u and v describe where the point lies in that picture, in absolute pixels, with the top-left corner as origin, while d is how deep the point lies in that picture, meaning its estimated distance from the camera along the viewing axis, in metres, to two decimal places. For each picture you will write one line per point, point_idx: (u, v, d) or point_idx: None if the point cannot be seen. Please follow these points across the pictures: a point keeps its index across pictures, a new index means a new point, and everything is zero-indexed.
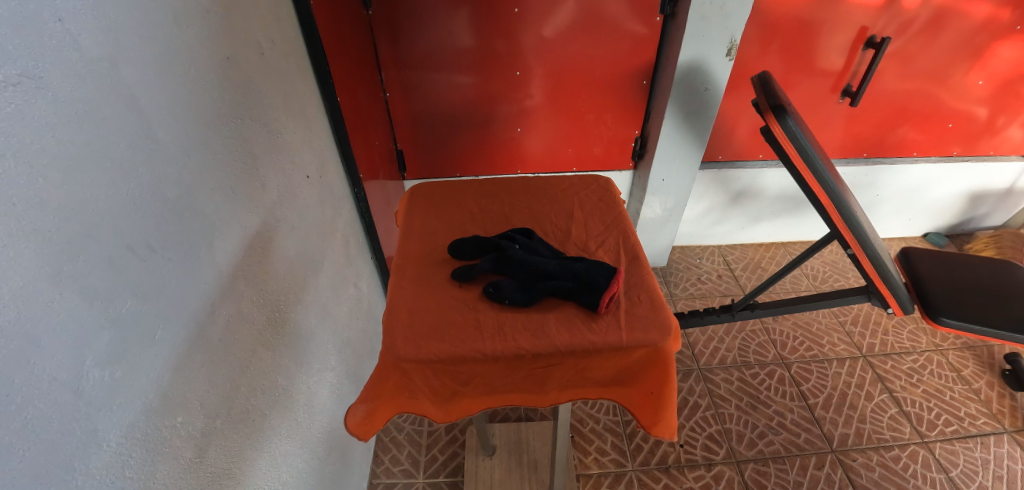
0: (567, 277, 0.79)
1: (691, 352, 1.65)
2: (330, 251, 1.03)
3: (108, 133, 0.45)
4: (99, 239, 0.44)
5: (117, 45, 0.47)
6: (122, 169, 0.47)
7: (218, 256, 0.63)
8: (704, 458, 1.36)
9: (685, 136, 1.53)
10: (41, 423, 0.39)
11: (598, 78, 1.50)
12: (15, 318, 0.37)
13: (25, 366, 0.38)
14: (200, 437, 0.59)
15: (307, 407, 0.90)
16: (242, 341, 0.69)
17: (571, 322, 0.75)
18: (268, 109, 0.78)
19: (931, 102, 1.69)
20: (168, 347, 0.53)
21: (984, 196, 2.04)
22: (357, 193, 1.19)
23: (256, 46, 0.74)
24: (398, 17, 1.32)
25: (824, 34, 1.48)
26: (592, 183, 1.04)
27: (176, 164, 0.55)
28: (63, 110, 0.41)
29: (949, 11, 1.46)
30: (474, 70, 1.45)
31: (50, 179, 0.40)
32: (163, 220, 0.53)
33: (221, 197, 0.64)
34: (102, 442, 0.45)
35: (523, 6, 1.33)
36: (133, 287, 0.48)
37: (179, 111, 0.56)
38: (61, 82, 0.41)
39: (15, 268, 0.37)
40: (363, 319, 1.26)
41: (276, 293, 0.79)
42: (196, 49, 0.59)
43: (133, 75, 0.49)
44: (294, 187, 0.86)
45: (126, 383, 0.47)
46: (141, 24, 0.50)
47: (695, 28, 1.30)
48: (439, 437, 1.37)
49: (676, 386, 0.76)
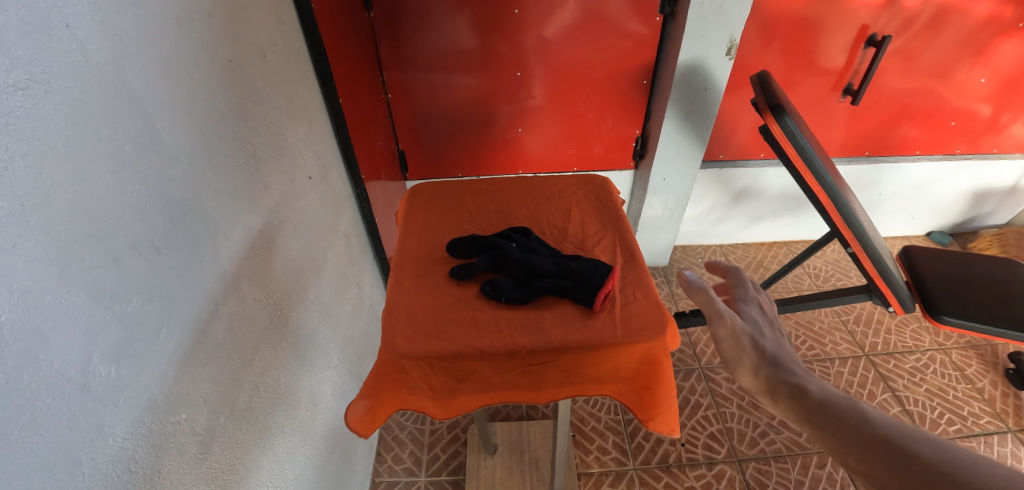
0: (563, 278, 0.79)
1: (692, 351, 1.65)
2: (332, 251, 1.04)
3: (115, 135, 0.47)
4: (105, 240, 0.45)
5: (124, 49, 0.48)
6: (126, 171, 0.48)
7: (221, 255, 0.64)
8: (705, 457, 1.36)
9: (685, 135, 1.53)
10: (49, 419, 0.40)
11: (599, 79, 1.51)
12: (23, 314, 0.38)
13: (33, 362, 0.39)
14: (205, 433, 0.60)
15: (310, 405, 0.92)
16: (245, 340, 0.70)
17: (567, 320, 0.76)
18: (271, 112, 0.79)
19: (934, 101, 1.69)
20: (173, 345, 0.54)
21: (988, 194, 2.03)
22: (359, 193, 1.20)
23: (258, 49, 0.75)
24: (400, 19, 1.34)
25: (825, 33, 1.48)
26: (589, 182, 1.05)
27: (179, 165, 0.56)
28: (70, 113, 0.42)
29: (951, 8, 1.46)
30: (475, 70, 1.46)
31: (58, 180, 0.41)
32: (167, 219, 0.54)
33: (224, 198, 0.65)
34: (109, 437, 0.46)
35: (524, 7, 1.34)
36: (137, 286, 0.49)
37: (183, 112, 0.57)
38: (68, 87, 0.42)
39: (23, 268, 0.38)
40: (366, 319, 1.27)
41: (279, 292, 0.80)
42: (198, 52, 0.60)
43: (139, 78, 0.50)
44: (296, 187, 0.87)
45: (132, 380, 0.48)
46: (146, 29, 0.51)
47: (695, 28, 1.30)
48: (441, 436, 1.38)
49: (672, 381, 0.77)
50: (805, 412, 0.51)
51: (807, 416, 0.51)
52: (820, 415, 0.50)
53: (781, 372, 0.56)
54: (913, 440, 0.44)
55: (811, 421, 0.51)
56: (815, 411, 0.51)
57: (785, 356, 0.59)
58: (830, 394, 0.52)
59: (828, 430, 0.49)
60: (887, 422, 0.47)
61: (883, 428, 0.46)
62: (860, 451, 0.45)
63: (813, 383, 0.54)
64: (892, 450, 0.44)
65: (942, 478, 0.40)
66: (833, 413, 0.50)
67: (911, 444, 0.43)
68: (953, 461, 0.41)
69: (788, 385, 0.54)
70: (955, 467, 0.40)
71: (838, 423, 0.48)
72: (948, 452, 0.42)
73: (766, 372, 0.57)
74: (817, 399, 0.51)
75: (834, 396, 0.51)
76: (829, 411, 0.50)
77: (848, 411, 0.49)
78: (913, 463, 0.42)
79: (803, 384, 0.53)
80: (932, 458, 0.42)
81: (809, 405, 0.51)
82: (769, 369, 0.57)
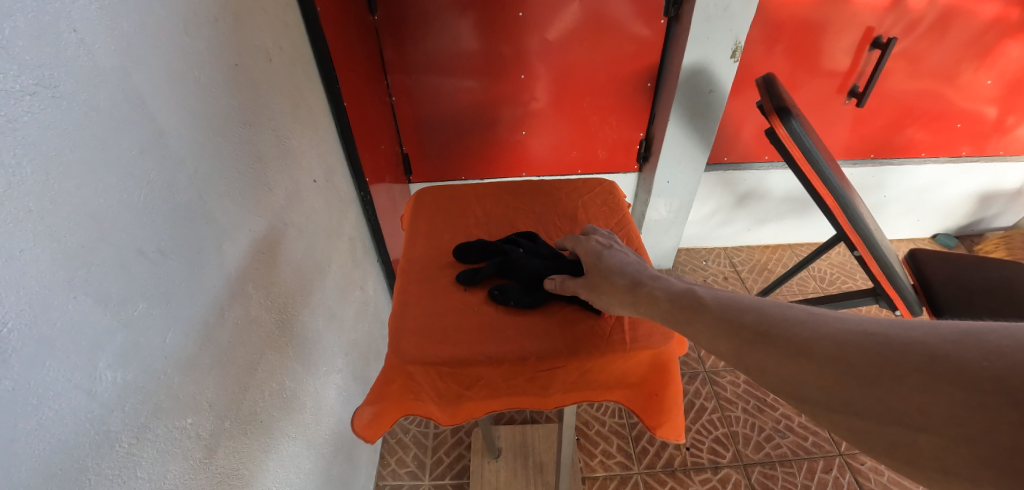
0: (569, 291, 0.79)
1: (697, 355, 1.64)
2: (336, 254, 1.04)
3: (121, 140, 0.46)
4: (111, 244, 0.45)
5: (130, 53, 0.48)
6: (133, 176, 0.48)
7: (227, 259, 0.64)
8: (710, 462, 1.36)
9: (690, 138, 1.53)
10: (56, 425, 0.40)
11: (602, 81, 1.50)
12: (30, 320, 0.38)
13: (40, 368, 0.39)
14: (210, 438, 0.60)
15: (314, 408, 0.91)
16: (251, 345, 0.70)
17: (574, 326, 0.76)
18: (277, 115, 0.79)
19: (940, 102, 1.68)
20: (178, 350, 0.54)
21: (994, 196, 2.02)
22: (363, 196, 1.20)
23: (264, 53, 0.76)
24: (404, 22, 1.34)
25: (830, 35, 1.48)
26: (596, 186, 1.05)
27: (185, 170, 0.56)
28: (76, 118, 0.42)
29: (957, 10, 1.45)
30: (479, 73, 1.46)
31: (64, 186, 0.41)
32: (172, 225, 0.53)
33: (230, 202, 0.65)
34: (115, 443, 0.46)
35: (527, 9, 1.34)
36: (144, 291, 0.49)
37: (189, 116, 0.57)
38: (75, 92, 0.42)
39: (29, 274, 0.38)
40: (370, 322, 1.27)
41: (284, 296, 0.80)
42: (204, 55, 0.60)
43: (145, 82, 0.50)
44: (301, 190, 0.87)
45: (137, 385, 0.48)
46: (152, 34, 0.51)
47: (700, 30, 1.30)
48: (445, 439, 1.38)
49: (680, 387, 0.76)
50: (659, 314, 0.59)
51: (662, 316, 0.58)
52: (671, 314, 0.57)
53: (629, 287, 0.64)
54: (741, 308, 0.50)
55: (666, 322, 0.57)
56: (664, 310, 0.58)
57: (633, 268, 0.67)
58: (673, 290, 0.59)
59: (678, 322, 0.56)
60: (717, 299, 0.54)
61: (716, 307, 0.52)
62: (706, 333, 0.52)
63: (657, 284, 0.62)
64: (725, 321, 0.50)
65: (764, 336, 0.46)
66: (677, 304, 0.57)
67: (738, 312, 0.50)
68: (770, 316, 0.47)
69: (639, 295, 0.62)
70: (771, 323, 0.46)
71: (680, 314, 0.56)
72: (765, 311, 0.48)
73: (622, 293, 0.65)
74: (663, 297, 0.59)
75: (676, 289, 0.59)
76: (674, 306, 0.57)
77: (685, 299, 0.56)
78: (743, 331, 0.48)
79: (647, 290, 0.62)
80: (754, 321, 0.48)
81: (660, 305, 0.59)
82: (623, 289, 0.65)
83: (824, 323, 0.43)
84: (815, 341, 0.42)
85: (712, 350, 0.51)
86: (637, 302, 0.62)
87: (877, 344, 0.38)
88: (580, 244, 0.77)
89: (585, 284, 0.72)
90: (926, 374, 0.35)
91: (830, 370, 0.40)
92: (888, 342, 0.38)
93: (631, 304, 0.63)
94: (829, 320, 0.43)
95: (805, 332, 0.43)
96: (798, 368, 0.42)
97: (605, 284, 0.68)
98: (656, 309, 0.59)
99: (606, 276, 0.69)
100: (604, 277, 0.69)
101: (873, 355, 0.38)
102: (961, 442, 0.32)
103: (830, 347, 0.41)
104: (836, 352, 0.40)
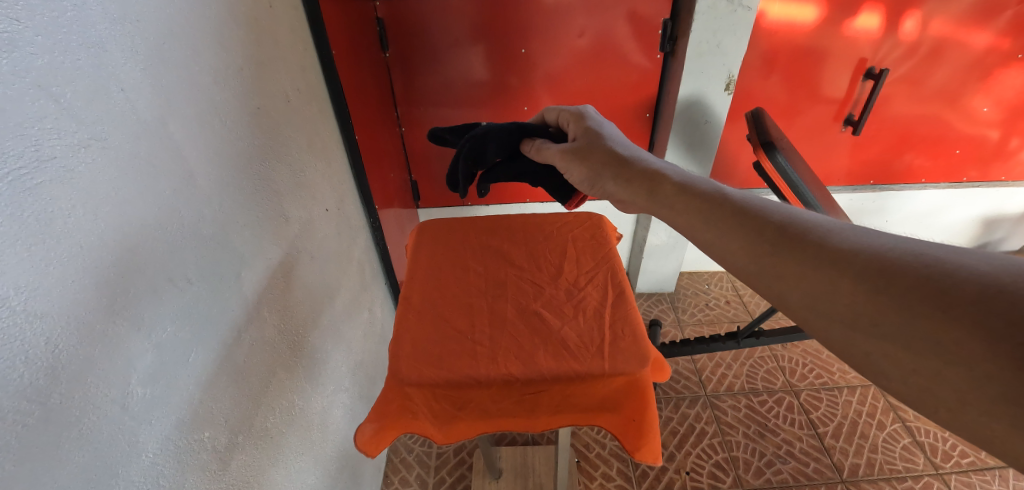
0: (535, 165, 0.90)
1: (698, 378, 1.65)
2: (346, 278, 1.09)
3: (157, 181, 0.53)
4: (148, 274, 0.51)
5: (168, 107, 0.55)
6: (166, 212, 0.54)
7: (245, 285, 0.70)
8: (710, 486, 1.37)
9: (689, 166, 1.58)
10: (93, 435, 0.45)
11: (604, 112, 1.57)
12: (76, 344, 0.44)
13: (82, 384, 0.44)
14: (224, 451, 0.65)
15: (321, 425, 0.95)
16: (264, 365, 0.75)
17: (558, 351, 0.80)
18: (293, 151, 0.86)
19: (939, 128, 1.71)
20: (200, 368, 0.59)
21: (998, 220, 2.04)
22: (372, 222, 1.27)
23: (283, 95, 0.83)
24: (413, 57, 1.42)
25: (825, 65, 1.53)
26: (586, 220, 1.10)
27: (211, 206, 0.62)
28: (121, 166, 0.48)
29: (948, 41, 1.50)
30: (485, 103, 1.53)
31: (109, 222, 0.47)
32: (200, 254, 0.59)
33: (250, 232, 0.71)
34: (142, 452, 0.51)
35: (530, 47, 1.42)
36: (172, 314, 0.55)
37: (216, 157, 0.63)
38: (120, 143, 0.48)
39: (77, 304, 0.44)
40: (376, 342, 1.32)
41: (296, 318, 0.85)
42: (230, 101, 0.67)
43: (179, 131, 0.56)
44: (314, 219, 0.93)
45: (161, 399, 0.53)
46: (186, 85, 0.58)
47: (694, 64, 1.36)
48: (447, 459, 1.41)
49: (656, 410, 0.79)
50: (664, 195, 0.62)
51: (667, 201, 0.61)
52: (683, 194, 0.59)
53: (631, 168, 0.68)
54: (765, 210, 0.51)
55: (674, 206, 0.60)
56: (669, 192, 0.61)
57: (635, 154, 0.70)
58: (687, 177, 0.61)
59: (690, 211, 0.57)
60: (741, 195, 0.55)
61: (739, 200, 0.53)
62: (722, 238, 0.52)
63: (666, 169, 0.65)
64: (747, 220, 0.51)
65: (789, 236, 0.47)
66: (689, 193, 0.59)
67: (765, 212, 0.51)
68: (800, 222, 0.48)
69: (644, 176, 0.66)
70: (797, 222, 0.48)
71: (691, 200, 0.58)
72: (796, 216, 0.49)
73: (618, 171, 0.69)
74: (672, 181, 0.62)
75: (687, 176, 0.62)
76: (683, 195, 0.59)
77: (692, 189, 0.59)
78: (767, 228, 0.49)
79: (657, 172, 0.65)
80: (781, 221, 0.49)
81: (670, 188, 0.61)
82: (624, 168, 0.69)
83: (866, 238, 0.43)
84: (852, 254, 0.42)
85: (723, 250, 0.52)
86: (638, 183, 0.66)
87: (925, 267, 0.39)
88: (579, 118, 0.81)
89: (571, 153, 0.77)
90: (969, 326, 0.35)
91: (861, 309, 0.41)
92: (938, 276, 0.38)
93: (625, 182, 0.68)
94: (872, 236, 0.43)
95: (838, 245, 0.44)
96: (825, 295, 0.43)
97: (602, 157, 0.72)
98: (660, 191, 0.62)
99: (604, 152, 0.73)
100: (595, 150, 0.74)
101: (919, 280, 0.38)
102: (980, 428, 0.34)
103: (871, 261, 0.41)
104: (878, 269, 0.40)
